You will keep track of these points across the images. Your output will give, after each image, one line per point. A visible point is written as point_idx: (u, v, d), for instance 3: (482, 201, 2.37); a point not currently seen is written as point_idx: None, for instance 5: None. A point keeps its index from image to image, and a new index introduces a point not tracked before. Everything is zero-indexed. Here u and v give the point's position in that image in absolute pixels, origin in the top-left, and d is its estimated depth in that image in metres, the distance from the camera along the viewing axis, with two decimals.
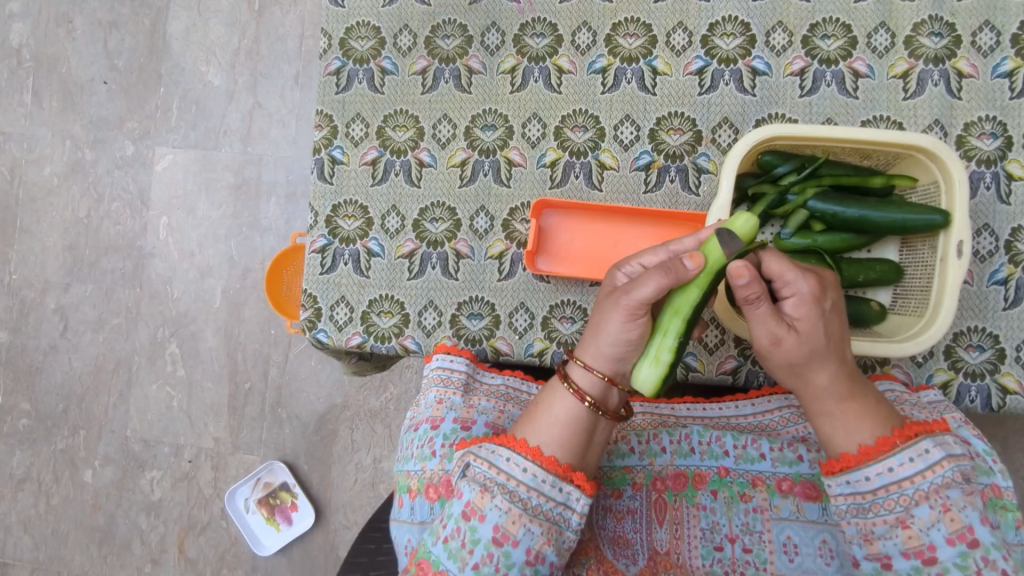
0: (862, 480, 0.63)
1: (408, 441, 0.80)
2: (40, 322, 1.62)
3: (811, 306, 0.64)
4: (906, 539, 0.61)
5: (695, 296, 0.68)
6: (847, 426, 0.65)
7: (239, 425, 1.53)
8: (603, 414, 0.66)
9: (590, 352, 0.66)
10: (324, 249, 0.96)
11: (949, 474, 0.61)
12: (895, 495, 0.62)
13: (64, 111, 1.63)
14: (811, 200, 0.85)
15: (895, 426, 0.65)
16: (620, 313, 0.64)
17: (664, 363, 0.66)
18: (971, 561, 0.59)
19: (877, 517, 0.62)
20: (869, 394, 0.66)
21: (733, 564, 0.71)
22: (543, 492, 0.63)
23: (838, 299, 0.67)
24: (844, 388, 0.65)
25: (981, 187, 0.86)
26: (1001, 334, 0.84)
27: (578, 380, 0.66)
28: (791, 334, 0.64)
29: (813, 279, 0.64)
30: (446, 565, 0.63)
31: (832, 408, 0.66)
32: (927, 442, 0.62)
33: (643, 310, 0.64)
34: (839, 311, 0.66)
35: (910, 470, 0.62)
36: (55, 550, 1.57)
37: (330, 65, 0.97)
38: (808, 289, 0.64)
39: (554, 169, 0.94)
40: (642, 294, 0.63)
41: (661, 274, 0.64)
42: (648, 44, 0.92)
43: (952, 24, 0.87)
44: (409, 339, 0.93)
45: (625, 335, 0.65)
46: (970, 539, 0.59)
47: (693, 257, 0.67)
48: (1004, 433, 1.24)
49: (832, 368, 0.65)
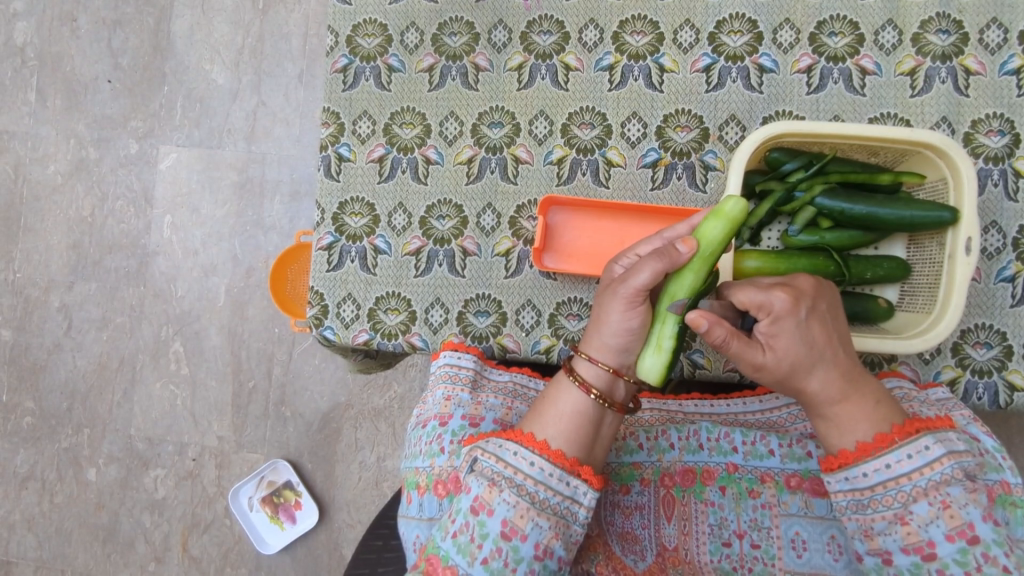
0: (860, 476, 0.63)
1: (416, 438, 0.80)
2: (44, 321, 1.62)
3: (785, 319, 0.62)
4: (905, 535, 0.61)
5: (690, 281, 0.68)
6: (842, 426, 0.65)
7: (243, 423, 1.53)
8: (610, 406, 0.66)
9: (596, 344, 0.66)
10: (331, 246, 0.95)
11: (949, 471, 0.60)
12: (892, 491, 0.62)
13: (68, 110, 1.63)
14: (818, 197, 0.85)
15: (896, 421, 0.64)
16: (619, 302, 0.64)
17: (666, 353, 0.67)
18: (971, 558, 0.59)
19: (876, 514, 0.62)
20: (867, 392, 0.65)
21: (741, 560, 0.71)
22: (550, 485, 0.63)
23: (817, 303, 0.64)
24: (838, 392, 0.64)
25: (989, 184, 0.86)
26: (1008, 331, 0.84)
27: (583, 371, 0.66)
28: (771, 355, 0.63)
29: (783, 293, 0.63)
30: (455, 561, 0.63)
31: (826, 413, 0.65)
32: (927, 439, 0.62)
33: (642, 297, 0.64)
34: (820, 316, 0.64)
35: (908, 467, 0.61)
36: (60, 549, 1.57)
37: (337, 63, 0.97)
38: (778, 305, 0.62)
39: (561, 166, 0.94)
40: (639, 281, 0.64)
41: (656, 261, 0.64)
42: (655, 41, 0.92)
43: (960, 21, 0.87)
44: (415, 336, 0.93)
45: (626, 325, 0.65)
46: (971, 536, 0.59)
47: (686, 242, 0.68)
48: (1009, 432, 1.24)
49: (820, 376, 0.64)
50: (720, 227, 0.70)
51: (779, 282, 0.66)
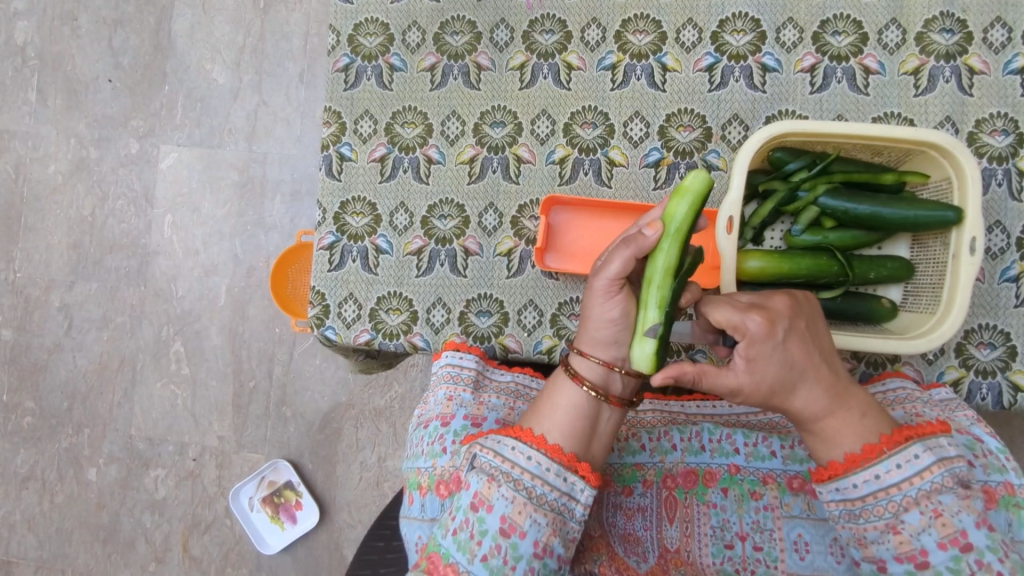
0: (850, 487, 0.62)
1: (418, 438, 0.80)
2: (44, 321, 1.62)
3: (762, 343, 0.61)
4: (898, 544, 0.60)
5: (663, 262, 0.67)
6: (830, 439, 0.64)
7: (244, 422, 1.53)
8: (606, 400, 0.65)
9: (586, 339, 0.67)
10: (332, 246, 0.95)
11: (939, 480, 0.60)
12: (883, 501, 0.61)
13: (69, 109, 1.63)
14: (822, 196, 0.84)
15: (884, 431, 0.63)
16: (595, 295, 0.66)
17: (652, 338, 0.65)
18: (965, 565, 0.58)
19: (867, 523, 0.62)
20: (852, 404, 0.63)
21: (743, 561, 0.70)
22: (548, 481, 0.62)
23: (796, 322, 0.63)
24: (822, 408, 0.63)
25: (993, 183, 0.85)
26: (1012, 331, 0.84)
27: (577, 365, 0.67)
28: (749, 377, 0.62)
29: (758, 316, 0.61)
30: (456, 558, 0.62)
31: (814, 429, 0.64)
32: (917, 448, 0.62)
33: (617, 285, 0.65)
34: (800, 334, 0.62)
35: (898, 477, 0.61)
36: (60, 549, 1.57)
37: (338, 61, 0.97)
38: (755, 329, 0.61)
39: (563, 166, 0.94)
40: (610, 271, 0.65)
41: (623, 249, 0.65)
42: (658, 40, 0.92)
43: (964, 20, 0.86)
44: (417, 336, 0.93)
45: (608, 316, 0.65)
46: (964, 543, 0.58)
47: (652, 225, 0.67)
48: (1012, 431, 1.24)
49: (803, 394, 0.63)
50: (685, 203, 0.68)
51: (755, 302, 0.64)
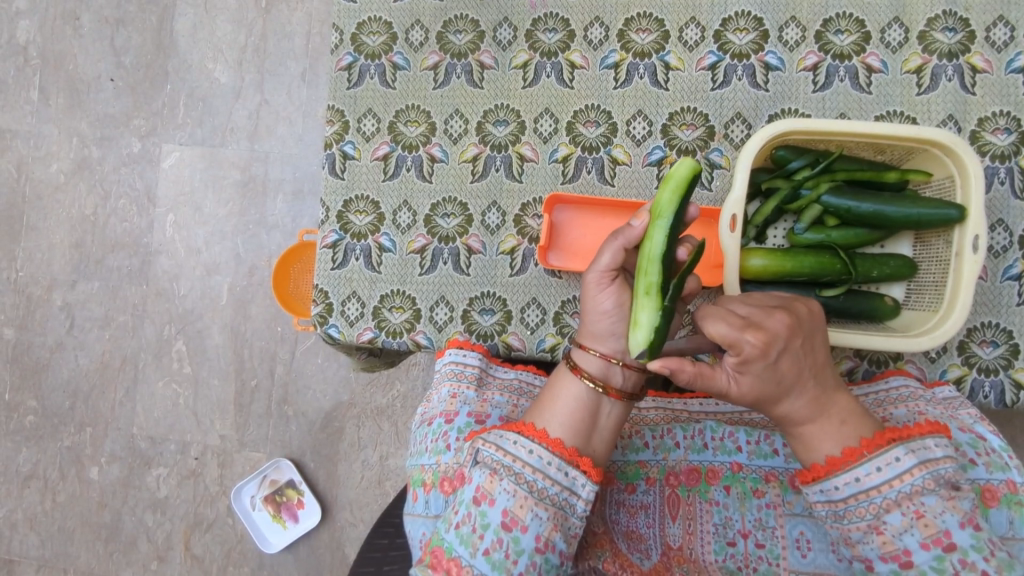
0: (833, 489, 0.62)
1: (421, 436, 0.80)
2: (46, 319, 1.62)
3: (755, 362, 0.60)
4: (881, 544, 0.61)
5: (651, 248, 0.66)
6: (808, 442, 0.64)
7: (246, 421, 1.53)
8: (606, 393, 0.65)
9: (586, 333, 0.67)
10: (335, 245, 0.95)
11: (919, 482, 0.60)
12: (864, 503, 0.61)
13: (71, 108, 1.63)
14: (824, 195, 0.84)
15: (866, 434, 0.63)
16: (589, 287, 0.67)
17: (643, 323, 0.63)
18: (948, 565, 0.58)
19: (852, 524, 0.62)
20: (833, 411, 0.64)
21: (746, 559, 0.70)
22: (549, 474, 0.62)
23: (793, 341, 0.61)
24: (804, 415, 0.63)
25: (996, 182, 0.86)
26: (1015, 330, 0.84)
27: (578, 359, 0.67)
28: (734, 386, 0.62)
29: (754, 337, 0.59)
30: (458, 552, 0.63)
31: (794, 431, 0.65)
32: (899, 450, 0.62)
33: (610, 276, 0.67)
34: (794, 351, 0.61)
35: (878, 479, 0.61)
36: (62, 548, 1.57)
37: (341, 61, 0.97)
38: (751, 350, 0.59)
39: (565, 165, 0.94)
40: (602, 263, 0.67)
41: (610, 241, 0.68)
42: (660, 39, 0.92)
43: (966, 19, 0.86)
44: (420, 334, 0.93)
45: (601, 307, 0.66)
46: (947, 543, 0.58)
47: (638, 216, 0.69)
48: (1015, 431, 1.24)
49: (787, 403, 0.63)
50: (668, 190, 0.68)
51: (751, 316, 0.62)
